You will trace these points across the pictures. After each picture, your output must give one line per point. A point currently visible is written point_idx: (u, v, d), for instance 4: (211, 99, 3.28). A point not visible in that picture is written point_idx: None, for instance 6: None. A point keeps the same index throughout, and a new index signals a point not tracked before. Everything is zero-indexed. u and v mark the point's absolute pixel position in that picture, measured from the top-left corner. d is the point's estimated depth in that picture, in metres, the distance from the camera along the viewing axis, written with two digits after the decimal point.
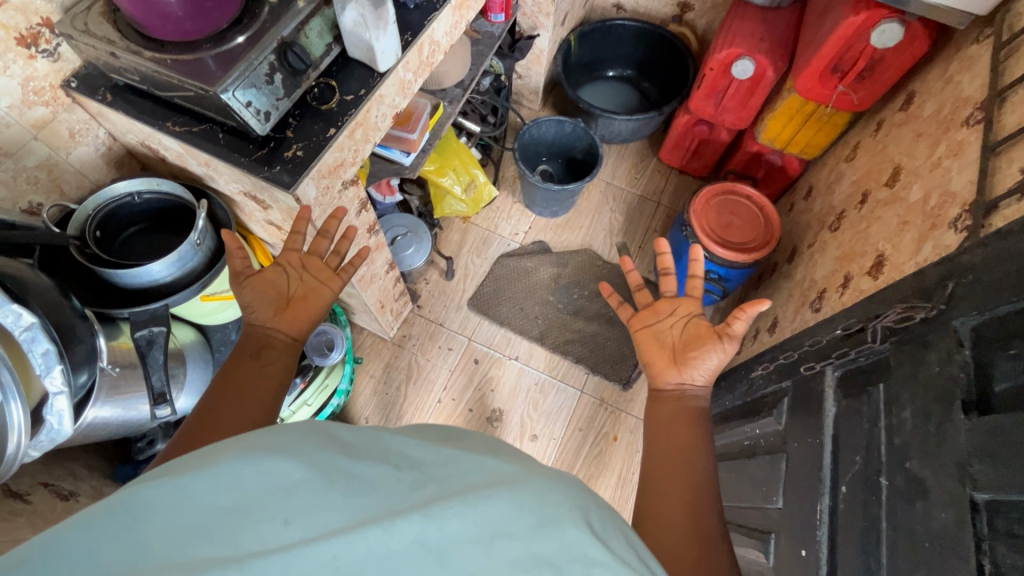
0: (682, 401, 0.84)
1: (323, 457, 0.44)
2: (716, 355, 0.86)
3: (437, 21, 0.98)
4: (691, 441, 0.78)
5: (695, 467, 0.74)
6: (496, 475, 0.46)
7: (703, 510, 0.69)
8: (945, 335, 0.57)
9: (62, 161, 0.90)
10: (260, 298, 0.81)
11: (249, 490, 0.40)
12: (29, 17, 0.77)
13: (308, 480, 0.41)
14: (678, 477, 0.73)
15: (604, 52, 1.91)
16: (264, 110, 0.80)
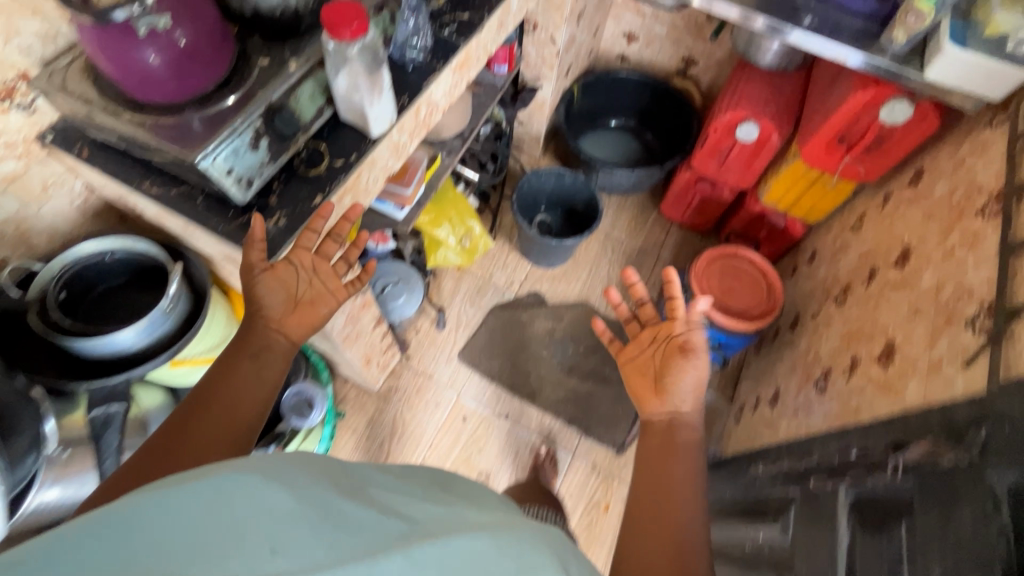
0: (689, 428, 0.79)
1: (317, 487, 0.40)
2: (698, 376, 0.83)
3: (436, 83, 0.95)
4: (690, 473, 0.74)
5: (689, 505, 0.70)
6: (484, 520, 0.42)
7: (692, 551, 0.65)
8: (981, 493, 0.54)
9: (32, 216, 0.86)
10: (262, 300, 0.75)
11: (240, 513, 0.36)
12: (5, 71, 0.74)
13: (299, 506, 0.37)
14: (671, 513, 0.69)
15: (606, 101, 1.90)
16: (246, 177, 0.75)
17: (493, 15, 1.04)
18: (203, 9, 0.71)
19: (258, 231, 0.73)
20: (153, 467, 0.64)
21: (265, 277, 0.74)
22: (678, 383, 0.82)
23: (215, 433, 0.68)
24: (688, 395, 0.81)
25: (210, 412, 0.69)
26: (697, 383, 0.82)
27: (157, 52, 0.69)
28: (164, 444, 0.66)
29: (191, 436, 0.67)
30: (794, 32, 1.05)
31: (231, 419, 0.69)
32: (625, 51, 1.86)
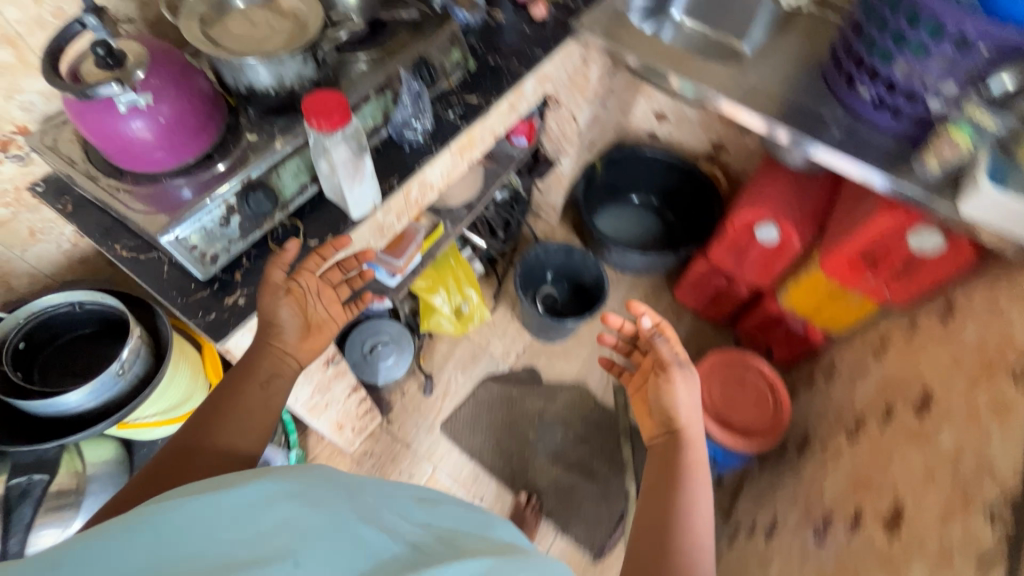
0: (696, 443, 0.79)
1: (336, 503, 0.45)
2: (690, 388, 0.83)
3: (432, 165, 0.93)
4: (701, 494, 0.73)
5: (695, 525, 0.69)
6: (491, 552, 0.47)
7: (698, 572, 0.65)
8: None
9: (15, 259, 0.87)
10: (271, 321, 0.73)
11: (262, 520, 0.40)
12: (2, 125, 0.76)
13: (322, 517, 0.42)
14: (682, 540, 0.67)
15: (629, 177, 1.86)
16: (209, 252, 0.74)
17: (503, 100, 1.03)
18: (192, 79, 0.72)
19: (286, 253, 0.74)
20: (156, 484, 0.61)
21: (280, 300, 0.73)
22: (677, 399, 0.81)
23: (225, 439, 0.66)
24: (684, 408, 0.81)
25: (217, 422, 0.67)
26: (690, 396, 0.82)
27: (147, 120, 0.69)
28: (166, 459, 0.63)
29: (196, 451, 0.64)
30: (815, 145, 1.00)
31: (244, 428, 0.68)
32: (654, 130, 1.83)
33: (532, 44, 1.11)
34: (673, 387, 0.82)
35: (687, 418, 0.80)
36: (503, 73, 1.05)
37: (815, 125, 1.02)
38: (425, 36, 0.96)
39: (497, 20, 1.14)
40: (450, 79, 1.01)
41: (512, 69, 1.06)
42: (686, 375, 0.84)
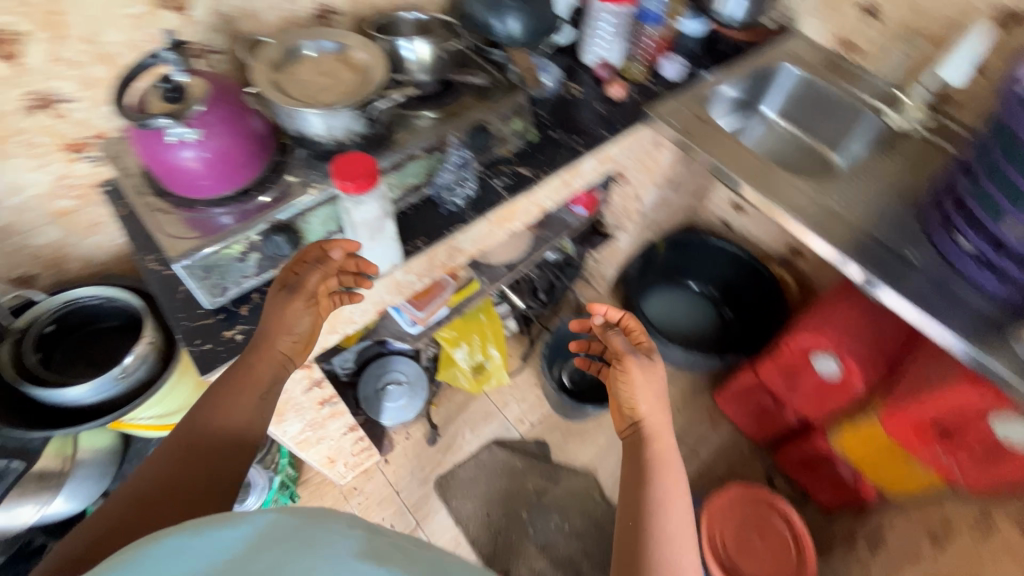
0: (665, 436, 0.74)
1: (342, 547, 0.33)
2: (654, 378, 0.77)
3: (465, 232, 0.91)
4: (678, 489, 0.68)
5: (674, 521, 0.65)
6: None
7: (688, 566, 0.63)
8: None
9: (73, 246, 0.94)
10: (267, 330, 0.71)
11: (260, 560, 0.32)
12: (84, 130, 0.83)
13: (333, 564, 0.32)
14: (665, 539, 0.63)
15: (691, 262, 1.75)
16: (221, 284, 0.76)
17: (555, 176, 1.00)
18: (245, 119, 0.76)
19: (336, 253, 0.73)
20: (148, 518, 0.56)
21: (281, 300, 0.72)
22: (636, 389, 0.76)
23: (220, 441, 0.64)
24: (645, 398, 0.76)
25: (205, 429, 0.64)
26: (654, 386, 0.77)
27: (196, 150, 0.71)
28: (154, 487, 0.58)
29: (188, 470, 0.61)
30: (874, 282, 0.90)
31: (231, 428, 0.65)
32: (728, 218, 1.73)
33: (600, 123, 1.07)
34: (635, 376, 0.76)
35: (648, 411, 0.75)
36: (562, 148, 1.03)
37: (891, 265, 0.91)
38: (488, 101, 0.95)
39: (571, 92, 1.12)
40: (506, 147, 1.00)
41: (573, 145, 1.03)
42: (644, 365, 0.78)
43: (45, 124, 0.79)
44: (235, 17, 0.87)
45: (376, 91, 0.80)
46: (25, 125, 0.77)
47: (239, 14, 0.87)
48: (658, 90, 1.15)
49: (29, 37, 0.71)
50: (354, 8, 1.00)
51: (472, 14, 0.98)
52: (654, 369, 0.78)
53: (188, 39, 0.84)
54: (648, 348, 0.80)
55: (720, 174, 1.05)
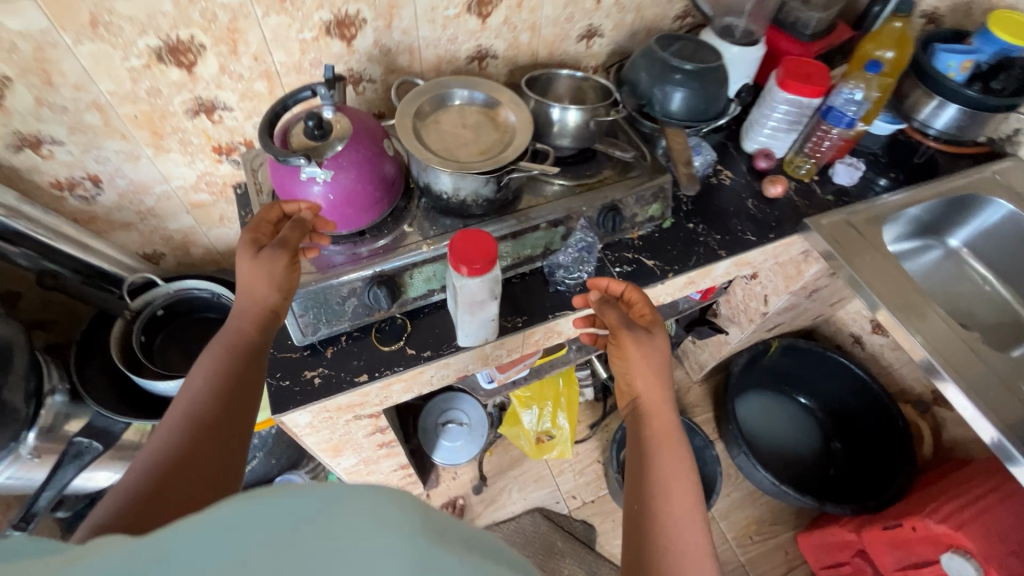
0: (668, 413, 0.66)
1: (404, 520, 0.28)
2: (657, 354, 0.69)
3: (568, 317, 0.83)
4: (681, 469, 0.60)
5: (680, 501, 0.57)
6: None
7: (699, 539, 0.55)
8: None
9: (200, 234, 0.98)
10: (248, 289, 0.66)
11: (317, 531, 0.26)
12: (234, 136, 0.85)
13: (395, 545, 0.26)
14: (675, 516, 0.56)
15: (806, 373, 1.54)
16: (311, 325, 0.74)
17: (682, 275, 0.89)
18: (379, 164, 0.73)
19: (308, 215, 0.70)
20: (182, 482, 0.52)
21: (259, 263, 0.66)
22: (631, 366, 0.69)
23: (226, 393, 0.61)
24: (646, 378, 0.68)
25: (206, 391, 0.60)
26: (656, 362, 0.69)
27: (323, 189, 0.69)
28: (173, 460, 0.53)
29: (201, 433, 0.56)
30: (950, 384, 0.82)
31: (230, 377, 0.62)
32: (862, 335, 1.49)
33: (746, 224, 0.95)
34: (633, 350, 0.69)
35: (647, 392, 0.67)
36: (697, 245, 0.92)
37: (994, 390, 0.81)
38: (628, 181, 0.86)
39: (721, 181, 1.01)
40: (635, 231, 0.90)
41: (709, 245, 0.92)
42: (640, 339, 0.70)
43: (203, 127, 0.82)
44: (395, 51, 0.85)
45: (518, 159, 0.74)
46: (185, 125, 0.81)
47: (399, 49, 0.85)
48: (824, 198, 0.99)
49: (207, 50, 0.73)
50: (513, 53, 0.96)
51: (635, 82, 0.93)
52: (655, 343, 0.70)
53: (347, 67, 0.84)
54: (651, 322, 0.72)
55: (853, 285, 0.90)
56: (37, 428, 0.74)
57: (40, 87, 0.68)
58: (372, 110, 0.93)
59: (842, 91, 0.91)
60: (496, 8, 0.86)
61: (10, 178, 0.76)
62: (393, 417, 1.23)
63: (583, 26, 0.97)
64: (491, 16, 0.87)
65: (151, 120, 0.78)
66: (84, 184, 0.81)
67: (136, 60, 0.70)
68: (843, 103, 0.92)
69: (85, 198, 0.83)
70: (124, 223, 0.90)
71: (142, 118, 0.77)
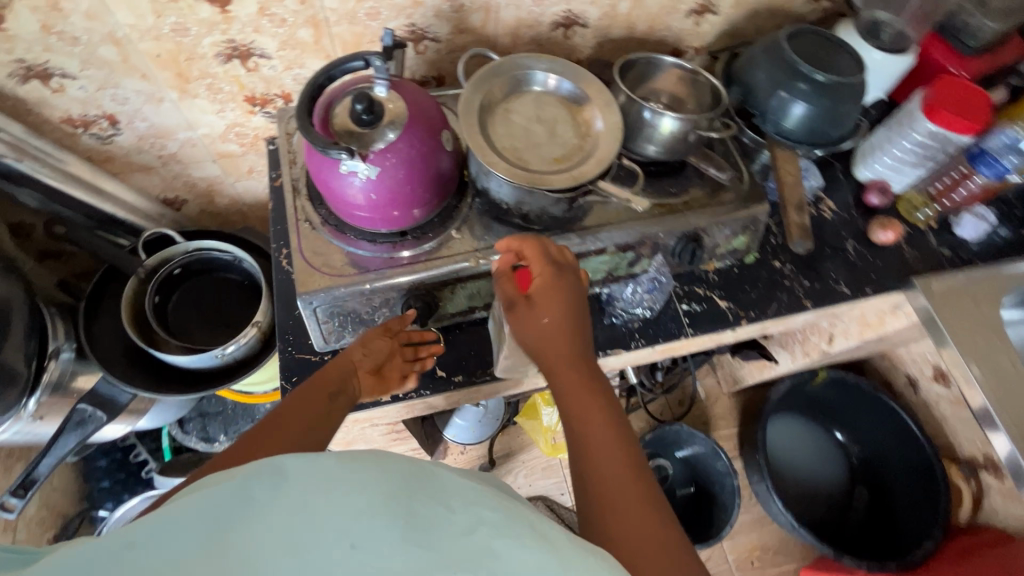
0: (583, 362, 0.58)
1: (385, 476, 0.35)
2: (563, 303, 0.58)
3: (619, 356, 0.75)
4: (608, 424, 0.54)
5: (610, 463, 0.50)
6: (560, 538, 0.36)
7: (640, 485, 0.49)
8: None
9: (226, 184, 0.89)
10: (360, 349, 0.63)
11: (309, 495, 0.33)
12: (270, 87, 0.73)
13: (375, 494, 0.34)
14: (611, 484, 0.49)
15: (848, 411, 1.42)
16: (336, 331, 0.66)
17: (756, 324, 0.78)
18: (434, 159, 0.61)
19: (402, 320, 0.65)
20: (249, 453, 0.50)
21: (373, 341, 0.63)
22: (534, 338, 0.58)
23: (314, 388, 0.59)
24: (548, 344, 0.58)
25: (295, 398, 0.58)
26: (563, 312, 0.58)
27: (365, 185, 0.59)
28: (253, 435, 0.52)
29: (286, 418, 0.55)
30: (1003, 436, 0.71)
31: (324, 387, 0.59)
32: (918, 380, 1.30)
33: (840, 271, 0.82)
34: (541, 325, 0.57)
35: (555, 362, 0.58)
36: (779, 290, 0.79)
37: None
38: (717, 207, 0.72)
39: (820, 213, 0.86)
40: (711, 264, 0.78)
41: (794, 291, 0.79)
42: (535, 293, 0.58)
43: (235, 74, 0.70)
44: (469, 8, 0.71)
45: (599, 177, 0.62)
46: (215, 70, 0.69)
47: (474, 6, 0.70)
48: (939, 252, 0.84)
49: None
50: (607, 24, 0.79)
51: (749, 82, 0.77)
52: (556, 289, 0.58)
53: (409, 22, 0.70)
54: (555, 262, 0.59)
55: (927, 322, 0.78)
56: (41, 390, 0.69)
57: (47, 12, 0.57)
58: (430, 72, 0.78)
59: (1003, 134, 0.75)
60: None
61: (16, 110, 0.67)
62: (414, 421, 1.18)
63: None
64: None
65: (176, 60, 0.66)
66: (100, 123, 0.72)
67: None
68: (1000, 150, 0.76)
69: (101, 137, 0.74)
70: (143, 166, 0.80)
71: (165, 57, 0.65)
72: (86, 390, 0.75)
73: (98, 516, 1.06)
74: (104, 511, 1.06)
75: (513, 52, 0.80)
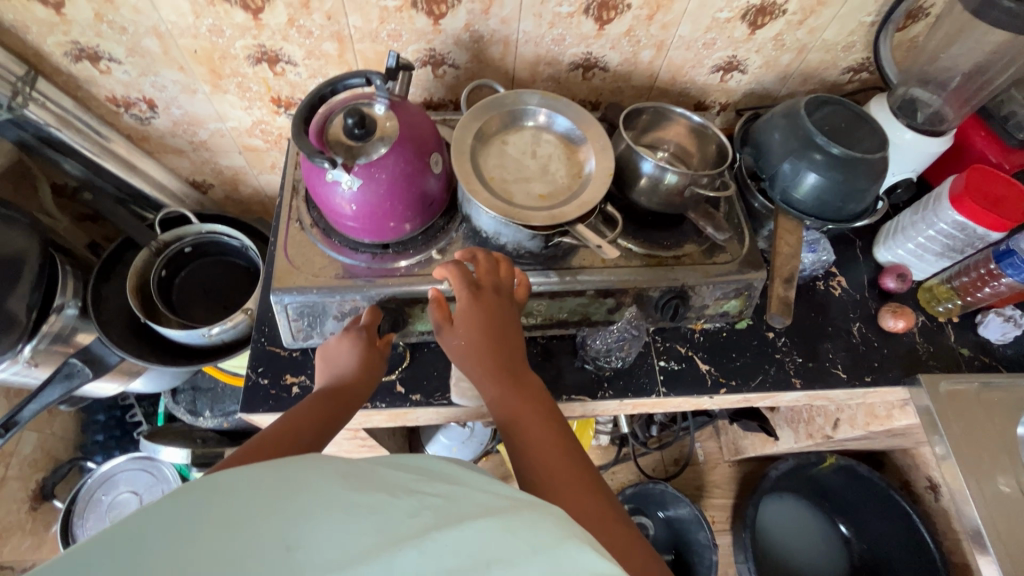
0: (511, 371, 0.56)
1: (324, 477, 0.36)
2: (484, 322, 0.56)
3: (586, 403, 0.73)
4: (539, 424, 0.53)
5: (542, 460, 0.50)
6: (511, 505, 0.35)
7: (574, 471, 0.49)
8: None
9: (249, 175, 0.94)
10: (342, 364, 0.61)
11: (240, 503, 0.33)
12: (295, 91, 0.78)
13: (313, 494, 0.34)
14: (547, 477, 0.48)
15: (855, 504, 1.31)
16: (305, 330, 0.68)
17: (737, 394, 0.74)
18: (421, 180, 0.63)
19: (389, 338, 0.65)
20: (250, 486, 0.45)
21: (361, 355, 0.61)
22: (461, 357, 0.57)
23: (314, 410, 0.56)
24: (471, 364, 0.57)
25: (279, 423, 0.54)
26: (485, 331, 0.56)
27: (348, 197, 0.60)
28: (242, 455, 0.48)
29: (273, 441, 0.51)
30: (991, 558, 0.67)
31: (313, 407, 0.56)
32: (940, 486, 1.17)
33: (839, 353, 0.77)
34: (468, 343, 0.56)
35: (481, 378, 0.56)
36: (768, 363, 0.75)
37: None
38: (709, 267, 0.69)
39: (829, 289, 0.82)
40: (699, 324, 0.75)
41: (784, 366, 0.75)
42: (457, 317, 0.57)
43: (263, 76, 0.75)
44: (488, 41, 0.73)
45: (578, 221, 0.62)
46: (245, 71, 0.74)
47: (493, 39, 0.73)
48: (957, 351, 0.78)
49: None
50: (628, 70, 0.79)
51: (767, 144, 0.74)
52: (475, 310, 0.57)
53: (429, 47, 0.73)
54: (475, 283, 0.58)
55: (926, 422, 0.72)
56: (38, 338, 0.74)
57: (100, 3, 0.63)
58: (447, 96, 0.81)
59: None
60: (620, 15, 0.70)
61: (68, 85, 0.74)
62: (393, 433, 1.17)
63: (724, 56, 0.78)
64: (612, 22, 0.72)
65: (210, 58, 0.71)
66: (139, 105, 0.78)
67: None
68: None
69: (140, 118, 0.80)
70: (176, 148, 0.86)
71: (201, 54, 0.70)
72: (82, 346, 0.80)
73: (86, 467, 1.12)
74: (93, 463, 1.13)
75: (532, 86, 0.81)
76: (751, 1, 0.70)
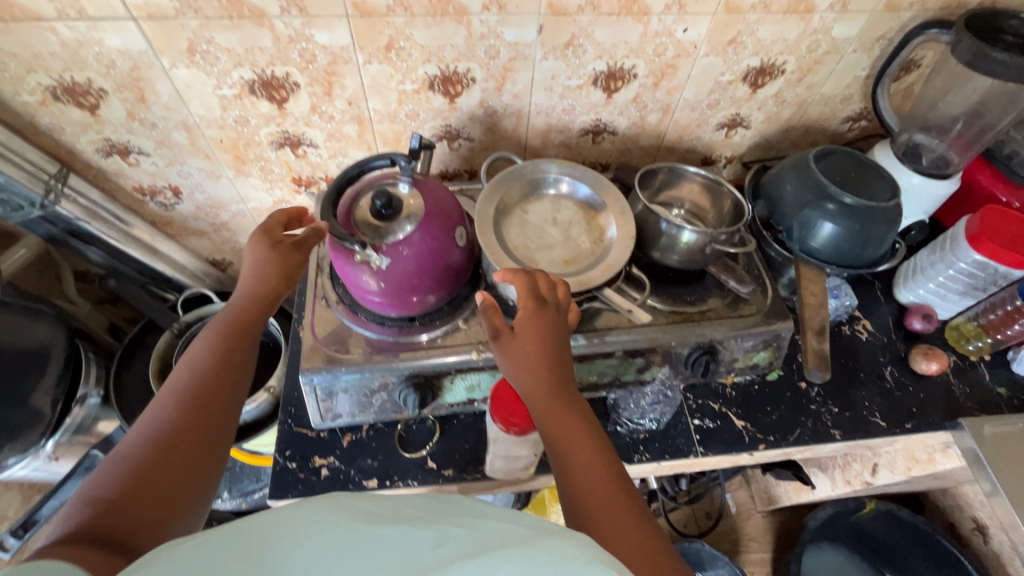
0: (565, 389, 0.53)
1: (343, 519, 0.33)
2: (548, 337, 0.54)
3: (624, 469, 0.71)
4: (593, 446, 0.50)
5: (591, 483, 0.47)
6: (542, 532, 0.33)
7: (622, 495, 0.46)
8: None
9: None
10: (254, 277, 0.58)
11: (249, 549, 0.31)
12: (315, 171, 0.80)
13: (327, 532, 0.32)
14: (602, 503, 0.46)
15: (901, 553, 1.25)
16: (334, 411, 0.67)
17: (776, 449, 0.72)
18: (446, 253, 0.63)
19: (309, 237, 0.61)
20: (193, 459, 0.48)
21: (275, 258, 0.58)
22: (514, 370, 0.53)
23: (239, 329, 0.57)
24: (524, 376, 0.53)
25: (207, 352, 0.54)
26: (546, 347, 0.53)
27: (375, 274, 0.61)
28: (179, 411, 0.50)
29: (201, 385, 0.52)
30: None
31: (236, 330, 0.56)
32: (987, 527, 1.11)
33: (875, 400, 0.75)
34: (523, 352, 0.53)
35: (529, 386, 0.52)
36: (804, 414, 0.74)
37: None
38: (735, 320, 0.69)
39: (855, 333, 0.81)
40: (729, 378, 0.74)
41: (821, 418, 0.73)
42: (517, 329, 0.54)
43: (285, 159, 0.77)
44: (502, 114, 0.76)
45: (605, 284, 0.63)
46: (268, 155, 0.76)
47: (506, 112, 0.76)
48: (994, 390, 0.76)
49: (301, 89, 0.67)
50: (635, 132, 0.82)
51: (780, 196, 0.76)
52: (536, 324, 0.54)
53: (445, 123, 0.76)
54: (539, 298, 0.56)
55: (973, 462, 0.69)
56: (62, 431, 0.74)
57: (133, 103, 0.66)
58: (463, 167, 0.83)
59: None
60: (626, 84, 0.74)
61: (97, 178, 0.76)
62: None
63: (727, 114, 0.81)
64: (619, 91, 0.75)
65: (235, 146, 0.74)
66: (165, 192, 0.80)
67: (228, 89, 0.66)
68: None
69: (164, 205, 0.82)
70: (197, 230, 0.88)
71: (226, 143, 0.73)
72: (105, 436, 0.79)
73: None
74: None
75: (544, 153, 0.84)
76: (750, 64, 0.74)
